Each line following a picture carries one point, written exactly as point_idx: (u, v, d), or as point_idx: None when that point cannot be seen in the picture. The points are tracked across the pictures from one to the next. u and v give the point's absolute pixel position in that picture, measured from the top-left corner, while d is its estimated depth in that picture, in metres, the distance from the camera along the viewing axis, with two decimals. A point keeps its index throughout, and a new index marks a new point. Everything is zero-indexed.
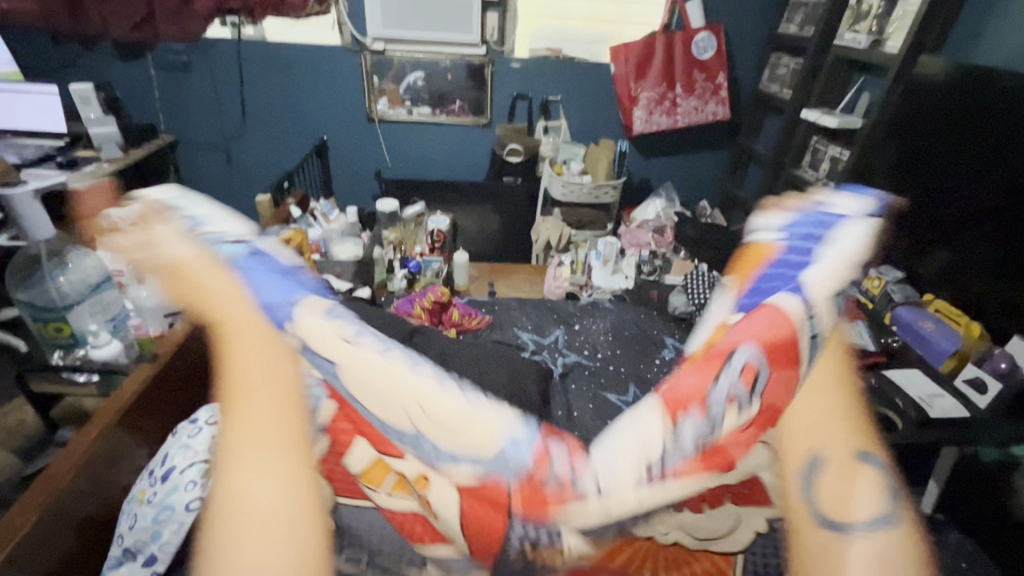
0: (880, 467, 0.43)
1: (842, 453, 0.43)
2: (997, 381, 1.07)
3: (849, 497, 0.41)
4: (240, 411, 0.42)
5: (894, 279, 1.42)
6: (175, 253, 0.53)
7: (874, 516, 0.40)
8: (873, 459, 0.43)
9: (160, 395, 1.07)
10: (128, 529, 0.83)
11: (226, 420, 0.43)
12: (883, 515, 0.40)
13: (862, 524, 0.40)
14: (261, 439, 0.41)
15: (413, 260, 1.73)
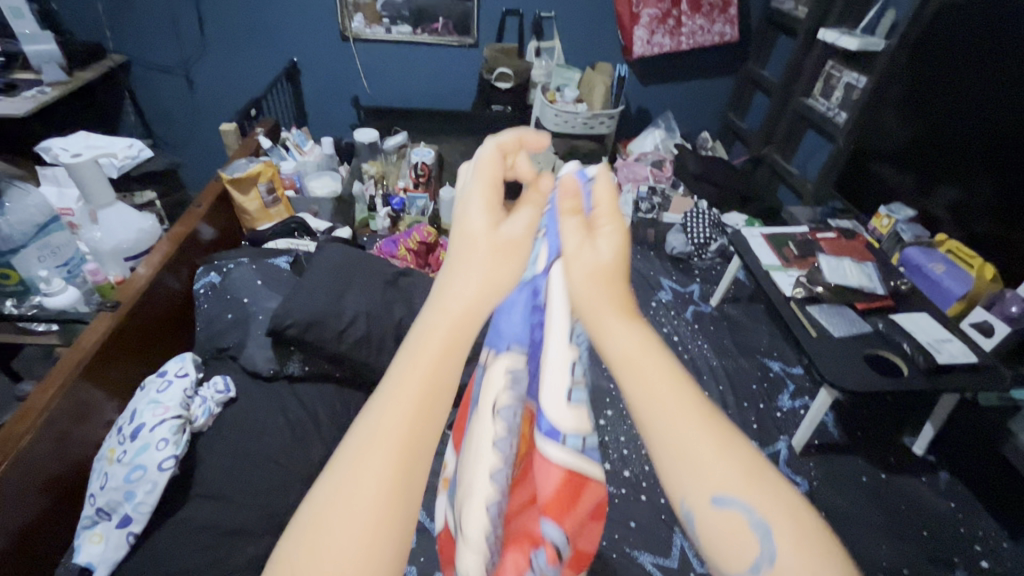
0: (742, 502, 0.33)
1: (691, 488, 0.34)
2: (1006, 324, 1.05)
3: (737, 539, 0.33)
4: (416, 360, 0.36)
5: (906, 218, 1.36)
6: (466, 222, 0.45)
7: (761, 552, 0.33)
8: (733, 497, 0.34)
9: (132, 342, 1.00)
10: (100, 488, 0.79)
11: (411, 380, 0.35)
12: (768, 556, 0.32)
13: (753, 567, 0.33)
14: (413, 431, 0.33)
15: (396, 196, 1.61)
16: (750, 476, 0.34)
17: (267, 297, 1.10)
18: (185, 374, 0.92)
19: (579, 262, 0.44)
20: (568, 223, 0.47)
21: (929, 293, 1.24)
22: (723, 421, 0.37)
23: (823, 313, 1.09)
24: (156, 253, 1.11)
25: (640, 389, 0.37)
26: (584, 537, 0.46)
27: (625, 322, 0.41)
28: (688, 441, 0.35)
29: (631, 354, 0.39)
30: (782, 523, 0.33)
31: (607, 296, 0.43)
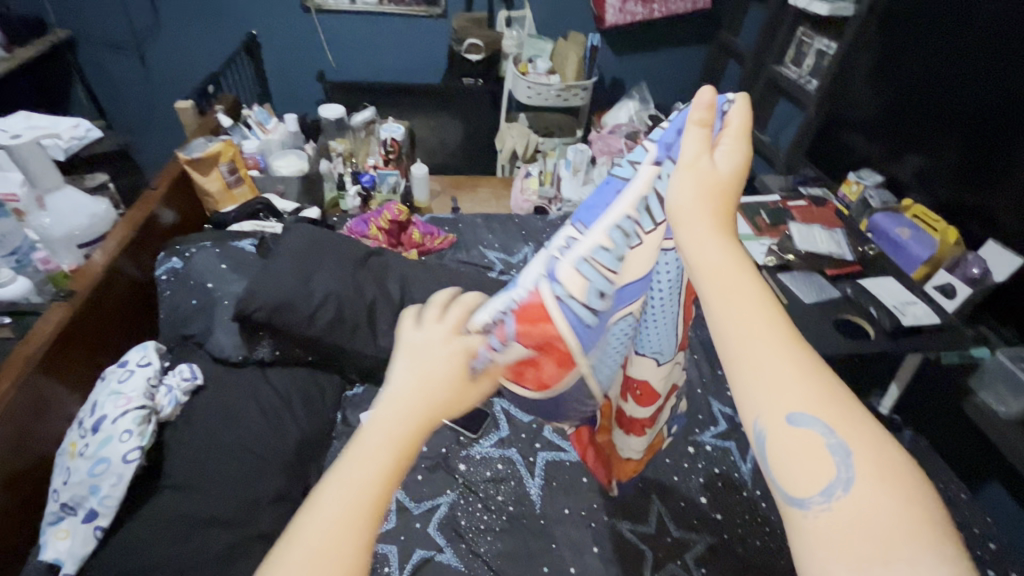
0: (818, 422, 0.34)
1: (770, 404, 0.35)
2: (967, 285, 1.08)
3: (810, 460, 0.34)
4: (325, 526, 0.37)
5: (873, 184, 1.37)
6: (405, 373, 0.42)
7: (834, 477, 0.33)
8: (810, 417, 0.35)
9: (91, 333, 0.96)
10: (64, 483, 0.77)
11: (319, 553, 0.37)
12: (840, 476, 0.33)
13: (824, 492, 0.33)
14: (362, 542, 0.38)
15: (366, 174, 1.56)
16: (828, 398, 0.35)
17: (232, 281, 1.07)
18: (148, 364, 0.89)
19: (690, 174, 0.44)
20: (693, 134, 0.45)
21: (895, 258, 1.24)
22: (810, 351, 0.37)
23: (793, 280, 1.11)
24: (113, 238, 1.07)
25: (730, 307, 0.38)
26: (546, 375, 0.57)
27: (722, 242, 0.41)
28: (772, 362, 0.36)
29: (722, 268, 0.40)
30: (858, 447, 0.34)
31: (706, 213, 0.43)
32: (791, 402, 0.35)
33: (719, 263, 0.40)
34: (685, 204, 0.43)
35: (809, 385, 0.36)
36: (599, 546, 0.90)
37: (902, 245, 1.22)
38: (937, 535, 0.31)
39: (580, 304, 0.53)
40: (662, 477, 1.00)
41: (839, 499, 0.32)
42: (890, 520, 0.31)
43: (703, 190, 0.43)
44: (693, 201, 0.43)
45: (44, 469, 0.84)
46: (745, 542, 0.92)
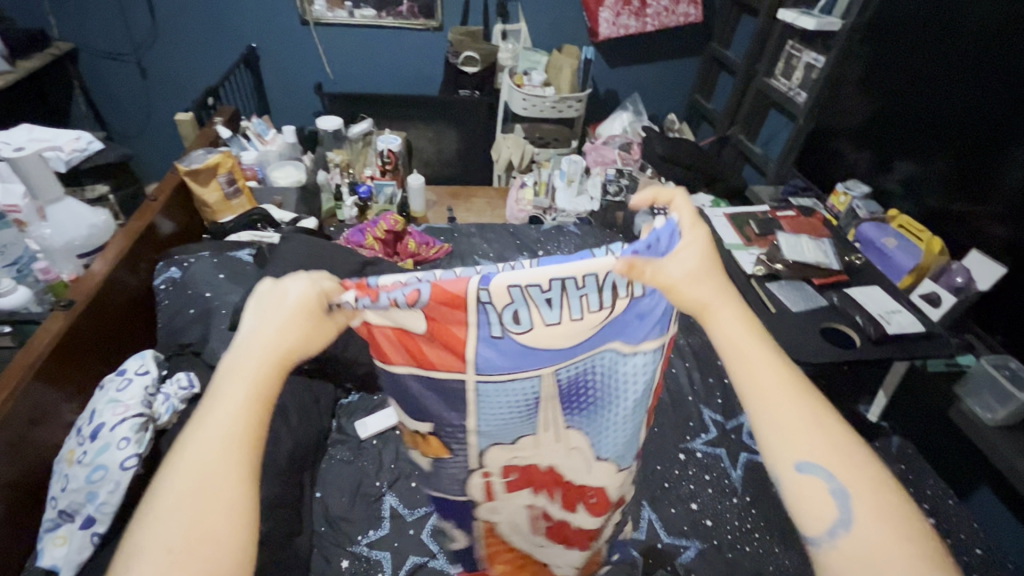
0: (822, 469, 0.42)
1: (783, 458, 0.42)
2: (952, 294, 1.10)
3: (818, 503, 0.41)
4: (192, 466, 0.37)
5: (861, 194, 1.39)
6: (259, 318, 0.44)
7: (838, 517, 0.41)
8: (816, 466, 0.42)
9: (90, 341, 0.98)
10: (61, 491, 0.78)
11: (190, 489, 0.37)
12: (842, 517, 0.41)
13: (829, 531, 0.41)
14: (230, 466, 0.38)
15: (363, 184, 1.58)
16: (832, 446, 0.42)
17: (230, 290, 1.09)
18: (146, 371, 0.90)
19: (682, 272, 0.48)
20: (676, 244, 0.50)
21: (881, 266, 1.27)
22: (818, 405, 0.44)
23: (781, 288, 1.13)
24: (111, 249, 1.08)
25: (749, 373, 0.45)
26: (432, 357, 0.58)
27: (734, 316, 0.47)
28: (784, 420, 0.43)
29: (737, 338, 0.46)
30: (858, 489, 0.41)
31: (718, 294, 0.48)
32: (799, 454, 0.42)
33: (735, 332, 0.46)
34: (697, 287, 0.48)
35: (813, 437, 0.43)
36: None
37: (887, 253, 1.25)
38: (930, 564, 0.38)
39: (494, 314, 0.55)
40: (652, 484, 1.01)
41: (843, 537, 0.40)
42: (887, 555, 0.38)
43: (701, 271, 0.49)
44: (704, 285, 0.48)
45: (42, 476, 0.85)
46: (734, 548, 0.93)
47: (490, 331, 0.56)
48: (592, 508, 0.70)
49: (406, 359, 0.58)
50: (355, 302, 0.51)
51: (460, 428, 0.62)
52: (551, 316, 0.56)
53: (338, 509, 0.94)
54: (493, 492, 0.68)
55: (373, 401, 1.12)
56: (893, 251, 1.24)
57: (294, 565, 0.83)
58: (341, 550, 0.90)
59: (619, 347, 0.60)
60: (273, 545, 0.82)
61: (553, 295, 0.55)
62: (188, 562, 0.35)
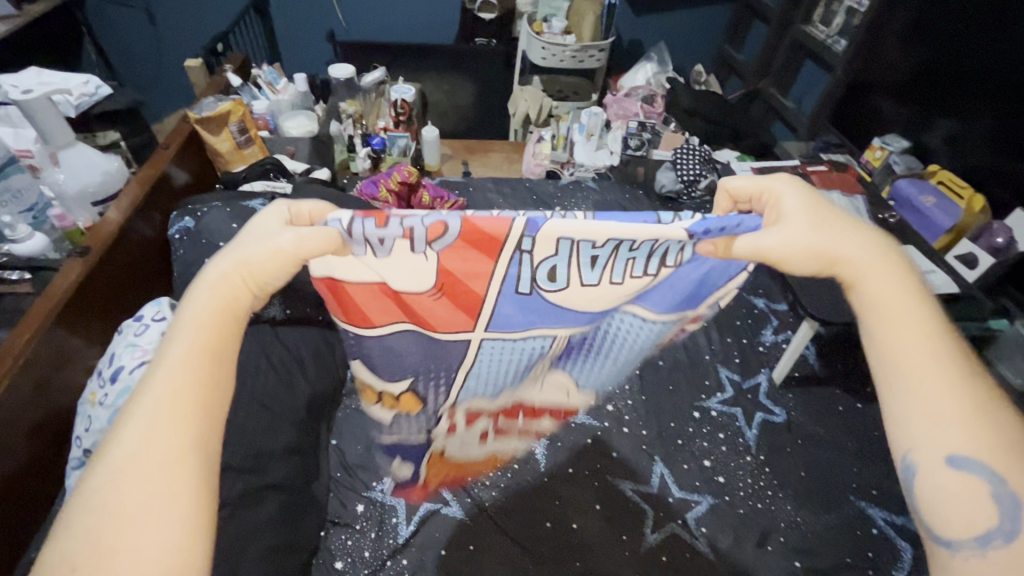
0: (983, 471, 0.42)
1: (933, 455, 0.43)
2: (990, 256, 1.07)
3: (970, 499, 0.42)
4: (134, 445, 0.39)
5: (900, 149, 1.31)
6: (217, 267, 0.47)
7: (993, 523, 0.42)
8: (973, 466, 0.42)
9: (109, 287, 0.99)
10: (85, 431, 0.80)
11: (135, 463, 0.38)
12: (1002, 526, 0.42)
13: (980, 537, 0.42)
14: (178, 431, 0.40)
15: (376, 136, 1.54)
16: (1007, 449, 0.43)
17: None
18: (163, 318, 0.90)
19: (828, 235, 0.49)
20: (807, 208, 0.50)
21: (916, 225, 1.22)
22: (987, 402, 0.44)
23: None
24: (126, 197, 1.07)
25: (912, 366, 0.44)
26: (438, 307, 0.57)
27: (914, 299, 0.47)
28: (948, 409, 0.43)
29: (915, 315, 0.46)
30: (1023, 494, 0.42)
31: (890, 276, 0.48)
32: (961, 452, 0.42)
33: (915, 316, 0.46)
34: (866, 264, 0.48)
35: (976, 444, 0.42)
36: (601, 504, 0.92)
37: (923, 212, 1.20)
38: None
39: (529, 268, 0.54)
40: (665, 440, 1.01)
41: (999, 546, 0.42)
42: None
43: (819, 217, 0.50)
44: (870, 259, 0.48)
45: (66, 417, 0.87)
46: (746, 505, 0.93)
47: (521, 279, 0.55)
48: (559, 413, 0.83)
49: (395, 310, 0.58)
50: (352, 220, 0.50)
51: (446, 378, 0.66)
52: (591, 277, 0.56)
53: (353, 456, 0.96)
54: (455, 427, 0.76)
55: None
56: (929, 210, 1.18)
57: (310, 508, 0.85)
58: (357, 495, 0.92)
59: (637, 312, 0.62)
60: (290, 489, 0.83)
61: (598, 254, 0.54)
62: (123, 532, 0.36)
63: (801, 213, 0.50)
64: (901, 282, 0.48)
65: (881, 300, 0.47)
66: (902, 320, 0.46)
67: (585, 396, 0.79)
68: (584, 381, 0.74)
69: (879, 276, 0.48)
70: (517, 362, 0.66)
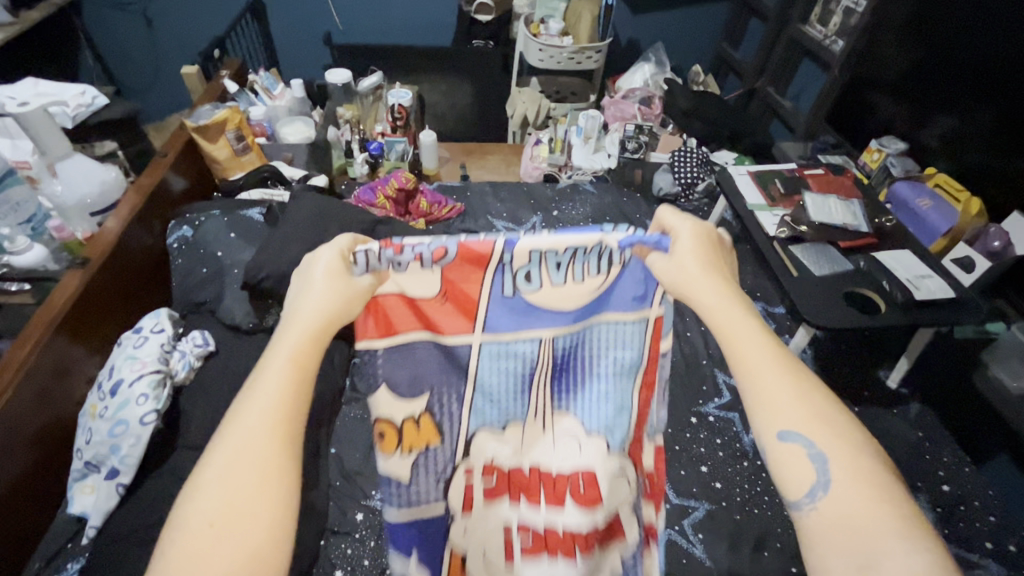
0: (800, 437, 0.41)
1: (765, 424, 0.42)
2: (987, 260, 1.06)
3: (795, 466, 0.41)
4: (233, 446, 0.39)
5: (896, 151, 1.31)
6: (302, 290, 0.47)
7: (817, 482, 0.40)
8: (795, 433, 0.41)
9: (110, 298, 1.00)
10: (86, 443, 0.81)
11: (232, 460, 0.39)
12: (821, 479, 0.40)
13: (810, 495, 0.40)
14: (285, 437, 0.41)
15: (374, 141, 1.54)
16: (815, 416, 0.42)
17: (241, 249, 1.08)
18: (161, 330, 0.92)
19: (682, 249, 0.51)
20: (690, 238, 0.52)
21: (911, 228, 1.21)
22: (801, 376, 0.44)
23: (805, 252, 1.08)
24: (124, 207, 1.07)
25: (733, 345, 0.45)
26: (441, 315, 0.61)
27: (732, 295, 0.48)
28: (768, 383, 0.43)
29: (735, 307, 0.47)
30: (840, 459, 0.40)
31: (719, 274, 0.49)
32: (781, 421, 0.42)
33: (733, 305, 0.47)
34: (700, 273, 0.49)
35: (789, 410, 0.42)
36: None
37: (919, 213, 1.19)
38: (910, 528, 0.37)
39: (508, 275, 0.59)
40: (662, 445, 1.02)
41: (820, 501, 0.40)
42: (873, 523, 0.38)
43: (699, 246, 0.51)
44: (705, 267, 0.50)
45: (67, 428, 0.88)
46: (743, 510, 0.94)
47: (507, 283, 0.59)
48: (582, 500, 0.67)
49: (411, 322, 0.61)
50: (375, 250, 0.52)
51: (456, 392, 0.65)
52: (558, 278, 0.59)
53: (352, 463, 0.97)
54: (472, 497, 0.68)
55: None
56: (925, 212, 1.18)
57: (309, 517, 0.85)
58: (356, 503, 0.92)
59: (608, 319, 0.63)
60: None
61: (564, 260, 0.58)
62: (224, 532, 0.37)
63: (673, 237, 0.53)
64: (730, 280, 0.49)
65: (710, 299, 0.48)
66: (728, 313, 0.46)
67: (603, 453, 0.67)
68: (594, 424, 0.67)
69: (712, 279, 0.49)
70: (516, 377, 0.65)
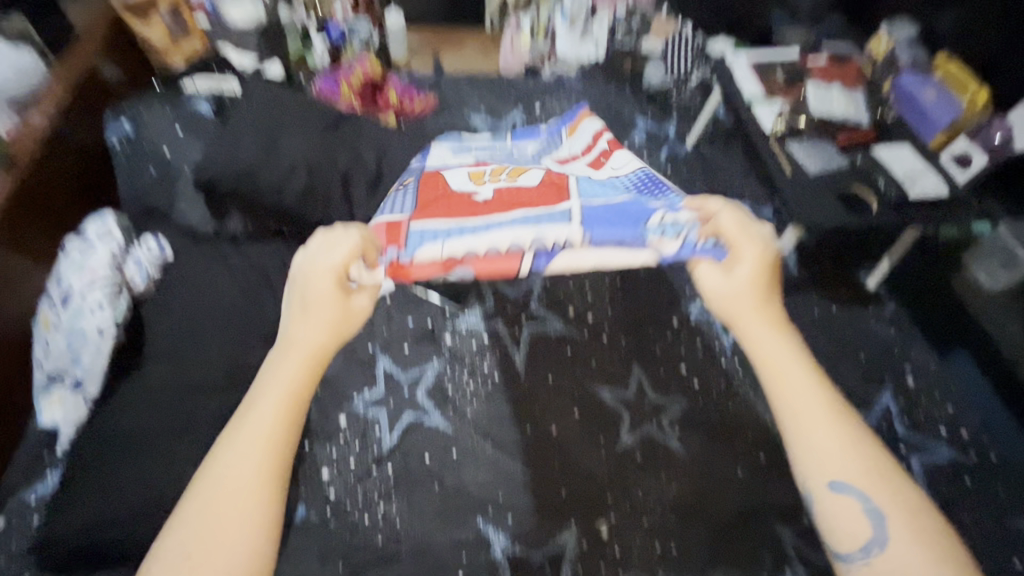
0: (854, 490, 0.55)
1: (820, 481, 0.56)
2: (984, 154, 0.99)
3: (851, 517, 0.55)
4: (217, 484, 0.53)
5: (905, 38, 1.21)
6: (301, 313, 0.61)
7: (874, 539, 0.54)
8: (849, 489, 0.56)
9: (50, 201, 0.91)
10: (44, 355, 0.79)
11: (211, 503, 0.52)
12: (877, 539, 0.54)
13: (865, 549, 0.54)
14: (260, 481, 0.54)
15: (332, 23, 1.35)
16: (868, 474, 0.56)
17: (190, 146, 0.98)
18: (110, 237, 0.86)
19: (751, 300, 0.63)
20: (755, 283, 0.63)
21: (912, 124, 1.11)
22: (853, 432, 0.58)
23: (802, 147, 1.03)
24: (50, 96, 0.95)
25: (792, 409, 0.58)
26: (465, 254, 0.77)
27: (792, 353, 0.61)
28: (827, 442, 0.57)
29: (793, 368, 0.60)
30: (891, 512, 0.54)
31: (781, 334, 0.62)
32: (834, 479, 0.56)
33: (793, 365, 0.60)
34: (769, 340, 0.62)
35: (845, 472, 0.56)
36: (579, 409, 0.94)
37: (924, 107, 1.10)
38: (947, 565, 0.51)
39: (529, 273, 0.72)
40: (644, 346, 1.02)
41: (877, 553, 0.53)
42: (912, 566, 0.52)
43: (754, 288, 0.63)
44: (772, 327, 0.62)
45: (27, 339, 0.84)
46: (718, 405, 0.97)
47: None
48: None
49: None
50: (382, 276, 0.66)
51: None
52: None
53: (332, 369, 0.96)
54: None
55: None
56: (932, 105, 1.09)
57: None
58: (339, 407, 0.92)
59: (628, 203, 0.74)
60: None
61: None
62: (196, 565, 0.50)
63: (744, 269, 0.64)
64: (797, 347, 0.62)
65: (779, 360, 0.61)
66: (795, 378, 0.59)
67: None
68: None
69: (781, 346, 0.61)
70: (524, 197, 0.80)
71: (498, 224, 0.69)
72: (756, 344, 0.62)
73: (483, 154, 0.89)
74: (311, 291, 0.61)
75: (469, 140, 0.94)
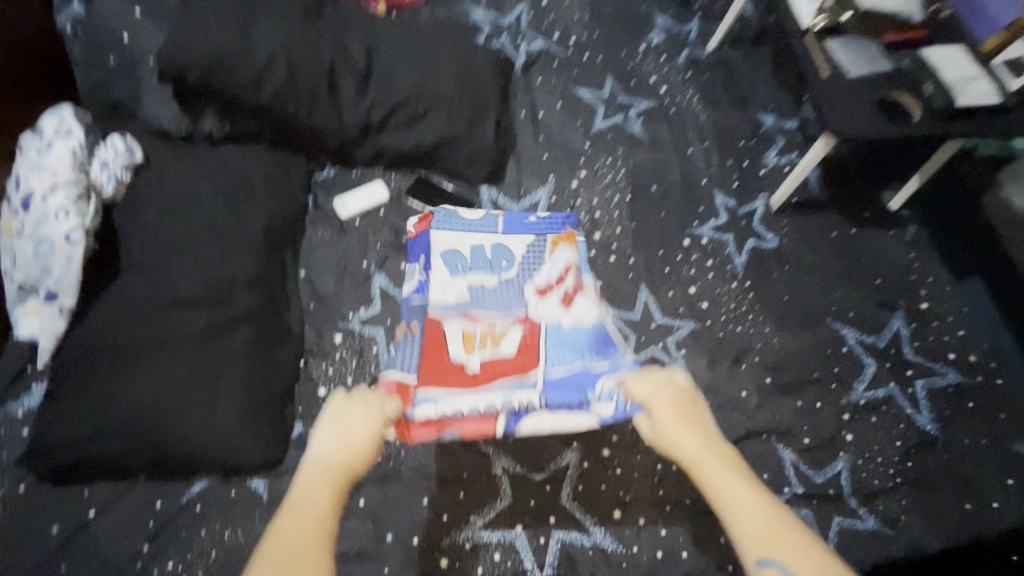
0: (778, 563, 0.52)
1: (749, 555, 0.54)
2: None
3: None
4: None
5: None
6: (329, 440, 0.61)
7: None
8: (773, 562, 0.53)
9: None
10: (12, 265, 0.72)
11: None
12: None
13: None
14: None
15: None
16: (795, 547, 0.53)
17: (152, 31, 0.86)
18: (67, 131, 0.77)
19: (669, 409, 0.65)
20: (672, 400, 0.66)
21: (971, 23, 0.99)
22: (776, 508, 0.56)
23: (842, 46, 0.92)
24: None
25: (719, 496, 0.58)
26: None
27: (708, 450, 0.61)
28: (749, 517, 0.55)
29: (711, 460, 0.60)
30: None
31: (695, 432, 0.63)
32: (757, 553, 0.53)
33: (711, 458, 0.60)
34: (690, 440, 0.62)
35: (761, 545, 0.54)
36: None
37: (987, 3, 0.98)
38: None
39: None
40: (653, 265, 0.98)
41: None
42: None
43: (678, 405, 0.66)
44: (690, 427, 0.64)
45: None
46: (726, 328, 0.94)
47: None
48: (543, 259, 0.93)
49: None
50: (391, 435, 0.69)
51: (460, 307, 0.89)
52: None
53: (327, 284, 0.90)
54: None
55: (352, 175, 0.99)
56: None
57: (285, 339, 0.81)
58: (332, 325, 0.87)
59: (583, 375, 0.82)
60: (259, 321, 0.78)
61: None
62: None
63: (660, 400, 0.66)
64: (721, 446, 0.62)
65: (697, 456, 0.61)
66: (719, 466, 0.60)
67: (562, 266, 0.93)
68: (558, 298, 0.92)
69: (700, 441, 0.62)
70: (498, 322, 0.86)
71: (474, 396, 0.78)
72: (674, 445, 0.63)
73: (476, 279, 0.87)
74: (347, 424, 0.62)
75: (464, 218, 0.92)
